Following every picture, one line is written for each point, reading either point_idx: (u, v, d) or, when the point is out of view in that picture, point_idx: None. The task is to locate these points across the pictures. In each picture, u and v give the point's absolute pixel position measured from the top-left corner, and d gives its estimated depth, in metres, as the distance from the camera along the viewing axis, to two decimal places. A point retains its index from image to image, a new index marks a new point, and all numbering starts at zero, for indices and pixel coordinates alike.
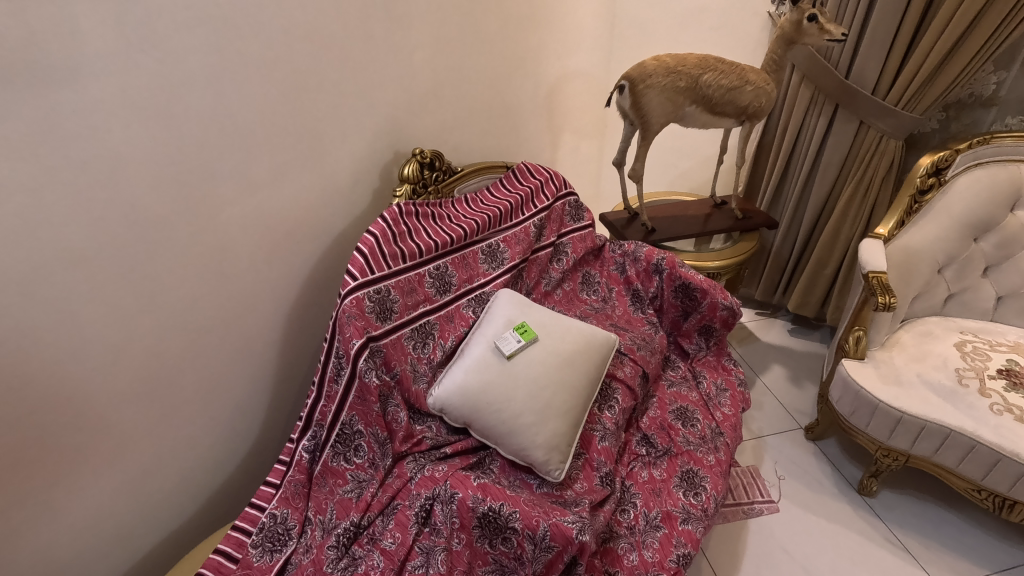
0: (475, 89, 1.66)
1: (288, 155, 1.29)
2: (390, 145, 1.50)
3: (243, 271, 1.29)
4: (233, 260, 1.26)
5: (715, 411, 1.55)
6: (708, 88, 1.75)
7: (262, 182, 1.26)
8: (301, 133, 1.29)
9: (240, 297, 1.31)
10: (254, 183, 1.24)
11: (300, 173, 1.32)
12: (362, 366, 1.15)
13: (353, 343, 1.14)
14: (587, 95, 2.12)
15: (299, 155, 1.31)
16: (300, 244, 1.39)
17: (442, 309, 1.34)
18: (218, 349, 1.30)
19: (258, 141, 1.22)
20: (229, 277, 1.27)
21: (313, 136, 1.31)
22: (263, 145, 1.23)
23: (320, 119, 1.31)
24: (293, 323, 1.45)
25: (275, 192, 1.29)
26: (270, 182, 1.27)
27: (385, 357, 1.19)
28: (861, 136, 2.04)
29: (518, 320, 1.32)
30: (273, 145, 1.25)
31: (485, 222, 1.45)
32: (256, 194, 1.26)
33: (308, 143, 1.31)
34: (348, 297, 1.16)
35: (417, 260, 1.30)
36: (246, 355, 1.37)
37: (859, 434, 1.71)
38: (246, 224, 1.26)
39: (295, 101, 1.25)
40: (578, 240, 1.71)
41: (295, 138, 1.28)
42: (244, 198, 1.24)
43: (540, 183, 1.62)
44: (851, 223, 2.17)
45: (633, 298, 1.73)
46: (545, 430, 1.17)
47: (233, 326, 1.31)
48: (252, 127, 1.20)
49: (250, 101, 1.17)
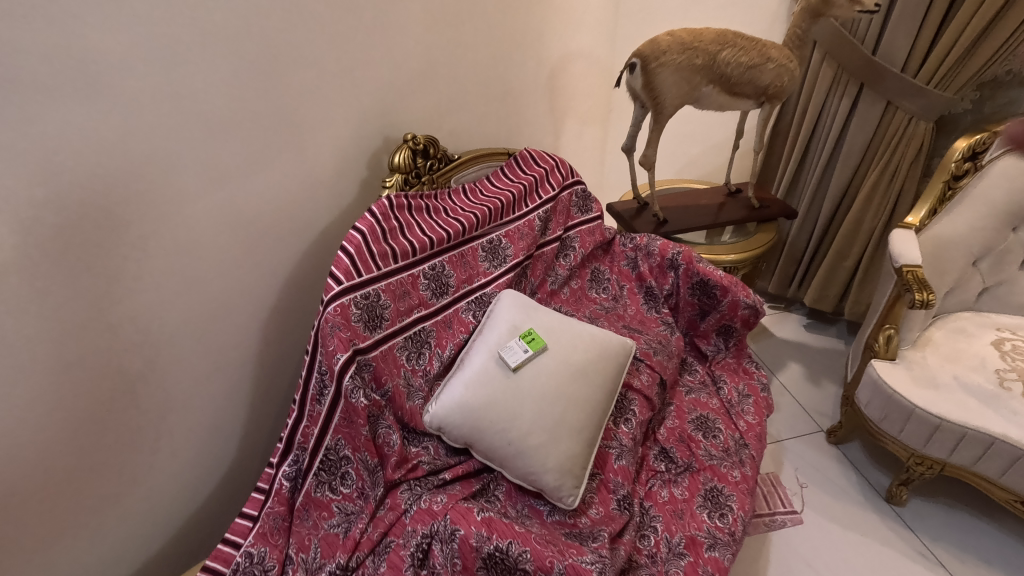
0: (472, 67, 1.51)
1: (263, 143, 1.13)
2: (379, 131, 1.35)
3: (214, 273, 1.15)
4: (203, 263, 1.12)
5: (738, 420, 1.43)
6: (726, 66, 1.61)
7: (234, 174, 1.11)
8: (276, 118, 1.13)
9: (212, 303, 1.16)
10: (223, 174, 1.09)
11: (278, 162, 1.17)
12: (348, 385, 0.99)
13: (337, 356, 0.98)
14: (590, 76, 1.98)
15: (278, 144, 1.16)
16: (280, 243, 1.25)
17: (438, 314, 1.20)
18: (187, 361, 1.16)
19: (226, 125, 1.06)
20: (197, 280, 1.12)
21: (290, 120, 1.16)
22: (234, 130, 1.08)
23: (299, 101, 1.16)
24: (272, 330, 1.31)
25: (247, 185, 1.14)
26: (243, 173, 1.12)
27: (374, 372, 1.04)
28: (887, 119, 1.90)
29: (524, 327, 1.18)
30: (243, 129, 1.09)
31: (485, 216, 1.32)
32: (226, 187, 1.10)
33: (285, 128, 1.16)
34: (333, 302, 1.02)
35: (410, 260, 1.17)
36: (219, 367, 1.23)
37: (889, 440, 1.59)
38: (215, 221, 1.11)
39: (268, 79, 1.09)
40: (586, 234, 1.58)
41: (271, 124, 1.13)
42: (213, 192, 1.09)
43: (545, 171, 1.48)
44: (875, 213, 2.02)
45: (646, 297, 1.61)
46: (557, 451, 1.03)
47: (203, 334, 1.17)
48: (219, 110, 1.04)
49: (217, 80, 1.02)
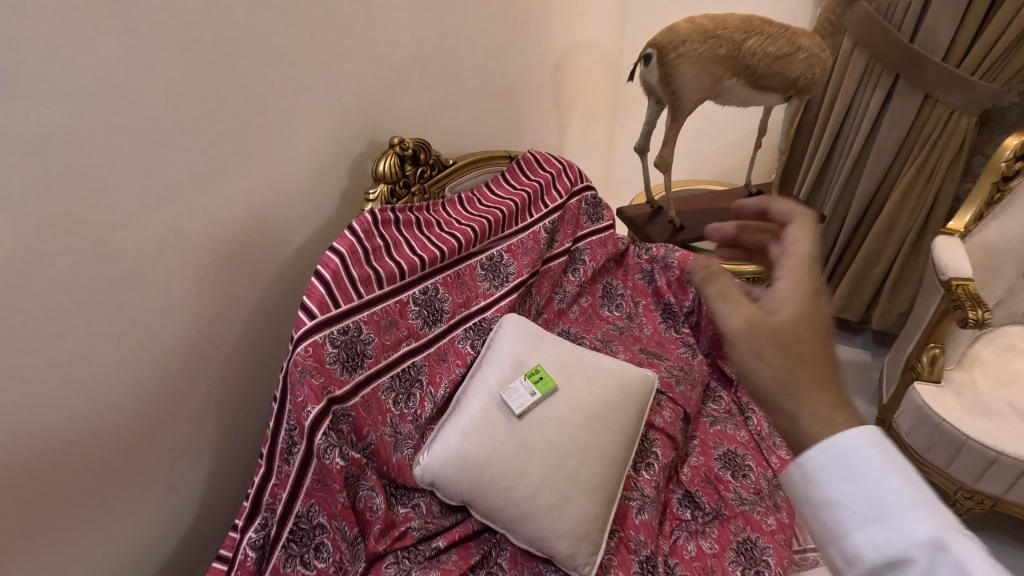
0: (468, 61, 1.34)
1: (225, 147, 0.96)
2: (363, 134, 1.18)
3: (170, 302, 0.97)
4: (155, 291, 0.94)
5: (770, 456, 1.27)
6: (752, 57, 1.44)
7: (190, 186, 0.93)
8: (241, 119, 0.97)
9: (168, 337, 0.98)
10: (175, 185, 0.92)
11: (243, 170, 1.00)
12: (320, 444, 0.83)
13: (307, 408, 0.82)
14: (597, 70, 1.81)
15: (243, 149, 0.99)
16: (249, 265, 1.07)
17: (430, 346, 1.04)
18: (141, 408, 0.98)
19: (178, 127, 0.89)
20: (149, 312, 0.94)
21: (257, 120, 0.99)
22: (188, 134, 0.91)
23: (267, 98, 0.99)
24: (243, 365, 1.13)
25: (207, 197, 0.96)
26: (201, 184, 0.95)
27: (354, 424, 0.89)
28: (925, 113, 1.73)
29: (530, 363, 1.02)
30: (201, 132, 0.92)
31: (485, 230, 1.16)
32: (181, 200, 0.93)
33: (252, 130, 0.99)
34: (304, 340, 0.85)
35: (397, 284, 1.01)
36: (181, 411, 1.04)
37: (931, 471, 1.44)
38: (168, 242, 0.93)
39: (229, 73, 0.93)
40: (597, 245, 1.41)
41: (234, 125, 0.96)
42: (164, 206, 0.91)
43: (552, 176, 1.32)
44: (910, 215, 1.85)
45: (664, 314, 1.43)
46: (569, 514, 0.88)
47: (160, 375, 0.99)
48: (168, 110, 0.87)
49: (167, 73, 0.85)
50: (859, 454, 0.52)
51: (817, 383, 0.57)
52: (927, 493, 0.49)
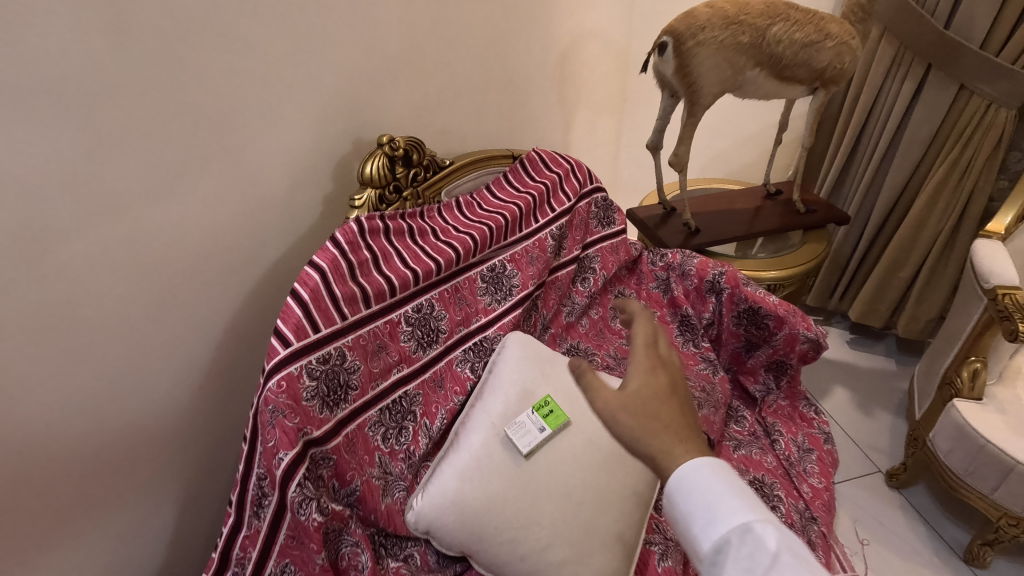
0: (465, 51, 1.22)
1: (183, 147, 0.84)
2: (348, 132, 1.05)
3: (120, 326, 0.84)
4: (105, 312, 0.82)
5: (801, 484, 1.16)
6: (777, 44, 1.31)
7: (141, 191, 0.81)
8: (202, 114, 0.84)
9: (120, 365, 0.86)
10: (122, 190, 0.79)
11: (206, 173, 0.87)
12: (293, 497, 0.71)
13: (278, 455, 0.71)
14: (604, 62, 1.69)
15: (205, 149, 0.86)
16: (217, 280, 0.94)
17: (425, 372, 0.93)
18: (89, 444, 0.86)
19: (123, 124, 0.76)
20: (94, 337, 0.82)
21: (222, 116, 0.86)
22: (137, 132, 0.78)
23: (232, 90, 0.87)
24: (214, 392, 1.00)
25: (166, 204, 0.84)
26: (154, 190, 0.82)
27: (336, 468, 0.78)
28: (959, 105, 1.61)
29: (539, 394, 0.91)
30: (150, 131, 0.80)
31: (486, 238, 1.04)
32: (130, 209, 0.81)
33: (215, 127, 0.86)
34: (276, 372, 0.74)
35: (386, 303, 0.89)
36: (138, 447, 0.92)
37: (966, 490, 1.34)
38: (116, 256, 0.81)
39: (186, 60, 0.80)
40: (608, 252, 1.30)
41: (194, 122, 0.84)
42: (109, 216, 0.79)
43: (559, 176, 1.20)
44: (940, 215, 1.72)
45: (681, 327, 1.33)
46: (586, 570, 0.79)
47: (110, 407, 0.87)
48: (111, 103, 0.75)
49: (103, 60, 0.73)
50: (693, 475, 0.59)
51: (671, 432, 0.62)
52: (743, 492, 0.59)
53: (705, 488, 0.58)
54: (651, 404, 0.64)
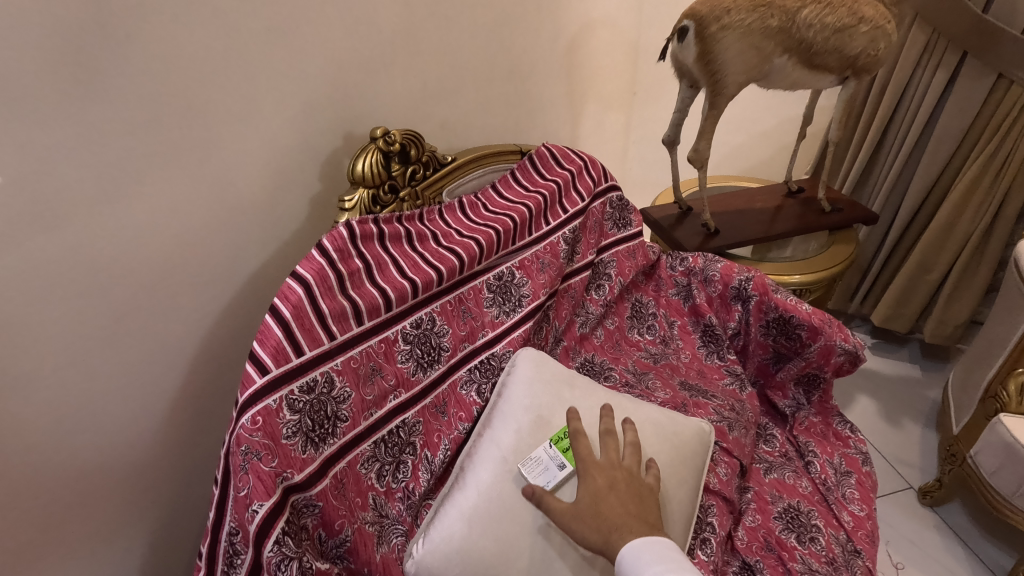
0: (468, 38, 1.11)
1: (139, 141, 0.73)
2: (338, 126, 0.94)
3: (68, 346, 0.74)
4: (53, 332, 0.72)
5: (842, 513, 1.04)
6: (808, 29, 1.20)
7: (88, 191, 0.70)
8: (163, 103, 0.73)
9: (70, 391, 0.75)
10: (65, 193, 0.68)
11: (169, 171, 0.77)
12: (270, 557, 0.62)
13: (251, 506, 0.62)
14: (615, 52, 1.58)
15: (168, 144, 0.75)
16: (186, 293, 0.84)
17: (425, 397, 0.83)
18: (36, 482, 0.75)
19: (63, 113, 0.66)
20: (36, 360, 0.71)
21: (187, 105, 0.75)
22: (82, 124, 0.67)
23: (199, 76, 0.76)
24: (184, 417, 0.89)
25: (124, 208, 0.74)
26: (106, 192, 0.72)
27: (322, 517, 0.69)
28: (995, 96, 1.50)
29: (557, 425, 0.81)
30: (102, 125, 0.69)
31: (493, 243, 0.93)
32: (75, 212, 0.70)
33: (179, 118, 0.75)
34: (250, 407, 0.65)
35: (380, 318, 0.79)
36: (95, 481, 0.81)
37: (1015, 511, 1.23)
38: (59, 268, 0.70)
39: (141, 40, 0.69)
40: (624, 257, 1.19)
41: (152, 114, 0.73)
42: (49, 221, 0.68)
43: (572, 174, 1.09)
44: (973, 214, 1.60)
45: (705, 338, 1.22)
46: None
47: (59, 440, 0.76)
48: (47, 89, 0.64)
49: (36, 38, 0.62)
50: (638, 557, 0.62)
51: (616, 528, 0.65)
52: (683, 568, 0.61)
53: (634, 557, 0.62)
54: (596, 496, 0.68)
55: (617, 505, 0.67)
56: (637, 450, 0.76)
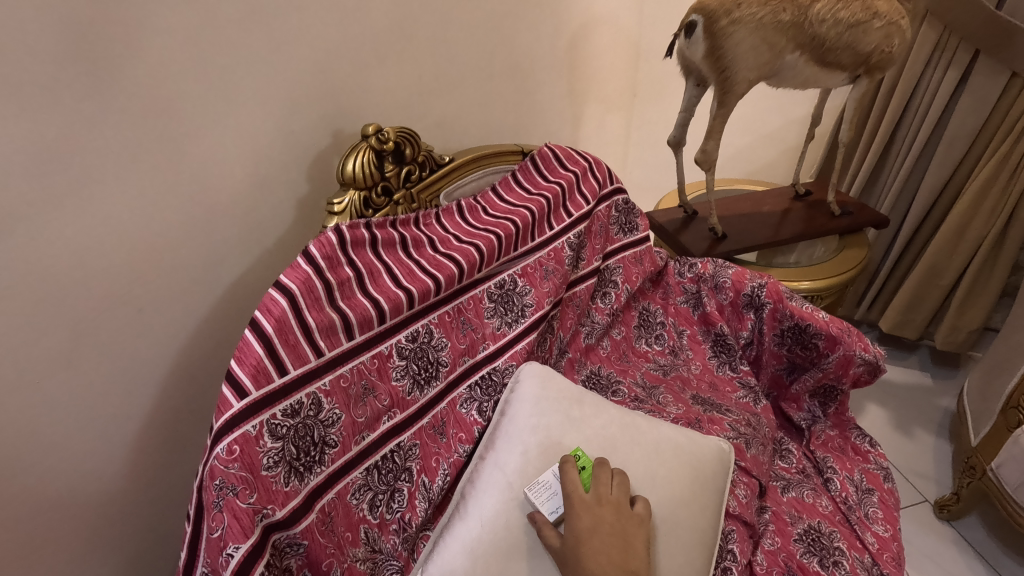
0: (465, 30, 1.05)
1: (102, 134, 0.66)
2: (326, 123, 0.88)
3: (24, 360, 0.67)
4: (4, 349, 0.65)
5: (864, 534, 0.98)
6: (821, 24, 1.15)
7: (43, 190, 0.63)
8: (128, 92, 0.67)
9: (28, 410, 0.68)
10: (18, 196, 0.62)
11: (138, 168, 0.70)
12: None
13: (226, 549, 0.57)
14: (616, 48, 1.52)
15: (134, 138, 0.69)
16: (158, 302, 0.77)
17: (422, 417, 0.77)
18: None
19: (13, 100, 0.59)
20: None
21: (155, 100, 0.69)
22: (35, 119, 0.61)
23: (169, 64, 0.69)
24: (158, 436, 0.83)
25: (85, 213, 0.67)
26: (65, 196, 0.65)
27: (308, 556, 0.63)
28: (1009, 95, 1.45)
29: (564, 448, 0.75)
30: (57, 121, 0.63)
31: (494, 249, 0.86)
32: (29, 217, 0.63)
33: (148, 109, 0.69)
34: (225, 435, 0.58)
35: (373, 332, 0.72)
36: (56, 511, 0.74)
37: None
38: (11, 280, 0.64)
39: (101, 23, 0.63)
40: (631, 263, 1.13)
41: (116, 110, 0.66)
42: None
43: (577, 176, 1.03)
44: (986, 218, 1.55)
45: (716, 348, 1.16)
46: None
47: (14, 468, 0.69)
48: None
49: None
50: None
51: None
52: None
53: None
54: (576, 544, 0.62)
55: (600, 556, 0.61)
56: (625, 480, 0.69)
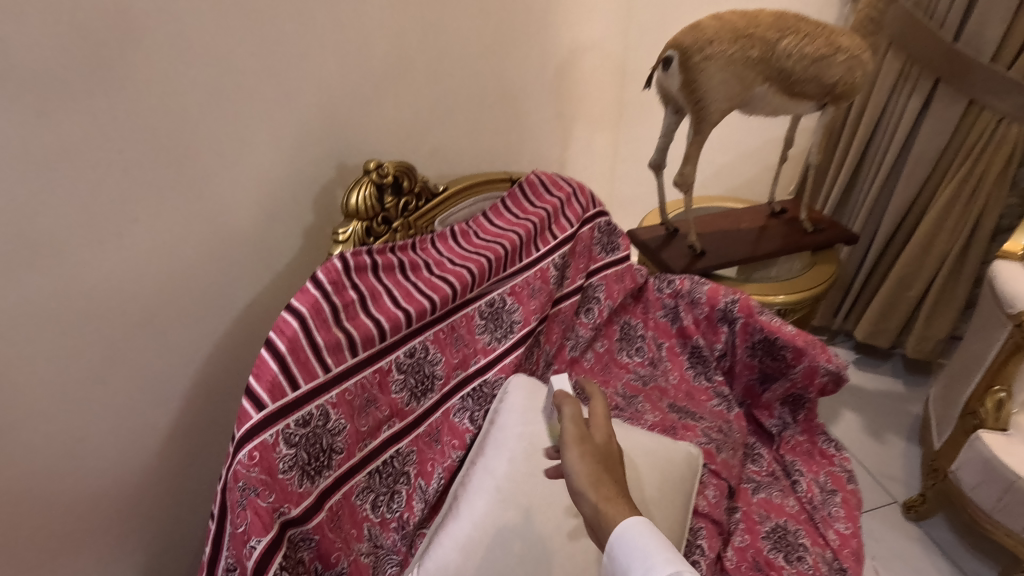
0: (457, 67, 1.13)
1: (132, 175, 0.74)
2: (330, 156, 0.96)
3: (60, 377, 0.74)
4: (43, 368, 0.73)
5: (826, 531, 1.06)
6: (788, 58, 1.24)
7: (80, 226, 0.71)
8: (156, 137, 0.75)
9: (63, 422, 0.76)
10: (59, 233, 0.70)
11: (162, 203, 0.78)
12: None
13: (249, 543, 0.65)
14: (601, 75, 1.61)
15: (160, 177, 0.77)
16: (179, 322, 0.85)
17: (418, 426, 0.85)
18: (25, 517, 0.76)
19: (56, 148, 0.67)
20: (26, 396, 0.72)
21: (178, 143, 0.77)
22: (76, 166, 0.69)
23: (192, 110, 0.77)
24: (176, 445, 0.90)
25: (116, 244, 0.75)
26: (100, 231, 0.73)
27: (318, 549, 0.71)
28: (969, 119, 1.55)
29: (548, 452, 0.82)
30: (94, 166, 0.71)
31: (484, 270, 0.94)
32: (69, 250, 0.71)
33: (172, 151, 0.77)
34: (246, 443, 0.66)
35: (374, 349, 0.80)
36: (84, 513, 0.82)
37: (995, 525, 1.26)
38: (51, 305, 0.71)
39: (133, 80, 0.71)
40: (613, 280, 1.21)
41: (145, 155, 0.74)
42: (42, 260, 0.69)
43: (561, 201, 1.11)
44: (949, 234, 1.65)
45: (692, 359, 1.25)
46: None
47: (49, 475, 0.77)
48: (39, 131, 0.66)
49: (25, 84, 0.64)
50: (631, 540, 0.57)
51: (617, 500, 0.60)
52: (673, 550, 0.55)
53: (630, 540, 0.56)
54: (594, 472, 0.63)
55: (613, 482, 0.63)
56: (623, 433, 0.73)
